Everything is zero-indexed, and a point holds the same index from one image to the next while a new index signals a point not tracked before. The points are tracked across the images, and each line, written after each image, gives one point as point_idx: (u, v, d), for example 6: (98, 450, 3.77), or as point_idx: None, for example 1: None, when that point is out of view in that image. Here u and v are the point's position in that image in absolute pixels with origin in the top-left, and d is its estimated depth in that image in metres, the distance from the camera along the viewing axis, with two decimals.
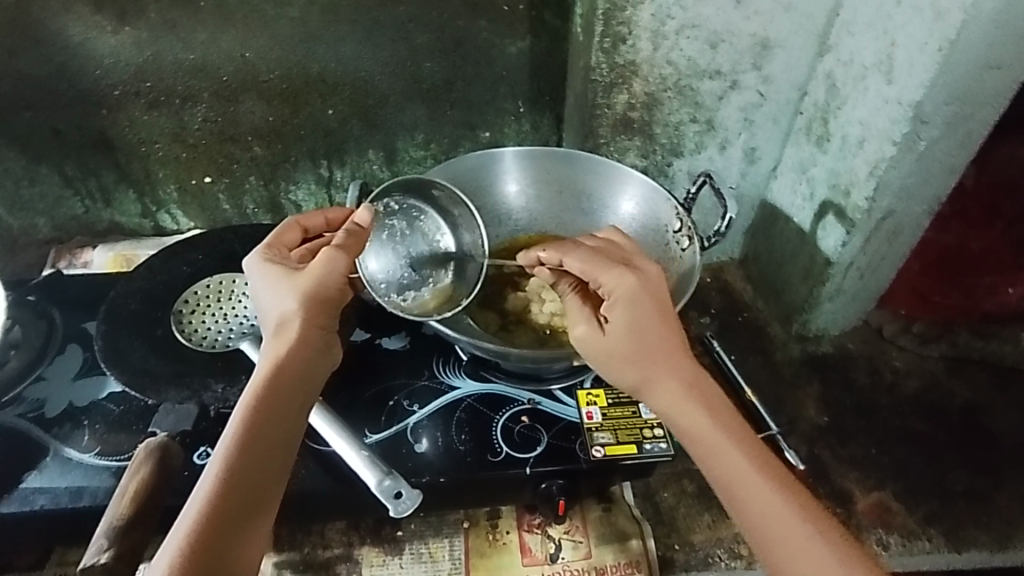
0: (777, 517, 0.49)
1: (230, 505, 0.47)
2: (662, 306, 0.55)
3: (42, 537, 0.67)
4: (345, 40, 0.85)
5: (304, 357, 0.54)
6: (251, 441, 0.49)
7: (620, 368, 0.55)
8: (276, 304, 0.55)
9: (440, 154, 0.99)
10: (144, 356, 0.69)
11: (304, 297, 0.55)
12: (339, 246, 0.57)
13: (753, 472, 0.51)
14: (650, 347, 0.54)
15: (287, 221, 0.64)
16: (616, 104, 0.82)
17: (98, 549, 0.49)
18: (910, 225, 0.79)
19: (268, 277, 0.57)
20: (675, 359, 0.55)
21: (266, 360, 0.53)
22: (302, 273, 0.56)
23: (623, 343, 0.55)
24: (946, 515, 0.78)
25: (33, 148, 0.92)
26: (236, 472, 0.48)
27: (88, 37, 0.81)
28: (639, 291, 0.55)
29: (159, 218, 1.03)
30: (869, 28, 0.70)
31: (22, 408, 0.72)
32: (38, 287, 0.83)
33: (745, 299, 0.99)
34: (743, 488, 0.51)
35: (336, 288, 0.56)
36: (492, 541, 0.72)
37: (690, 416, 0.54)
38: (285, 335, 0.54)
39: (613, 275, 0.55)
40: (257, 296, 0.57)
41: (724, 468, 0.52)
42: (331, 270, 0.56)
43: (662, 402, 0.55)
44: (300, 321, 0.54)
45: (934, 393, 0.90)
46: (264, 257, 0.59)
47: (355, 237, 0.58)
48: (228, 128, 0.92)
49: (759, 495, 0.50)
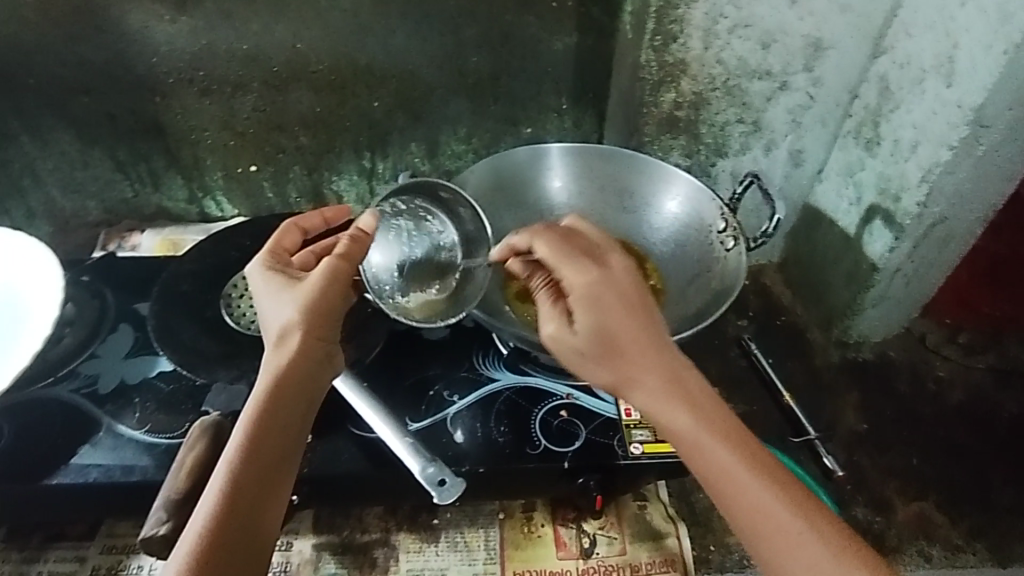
0: (772, 518, 0.48)
1: (236, 509, 0.48)
2: (642, 303, 0.53)
3: (93, 509, 0.70)
4: (395, 32, 0.86)
5: (305, 370, 0.54)
6: (256, 452, 0.50)
7: (595, 365, 0.53)
8: (277, 312, 0.55)
9: (482, 148, 1.00)
10: (195, 337, 0.71)
11: (305, 310, 0.55)
12: (340, 256, 0.57)
13: (744, 472, 0.50)
14: (625, 345, 0.52)
15: (285, 224, 0.65)
16: (663, 102, 0.85)
17: (157, 520, 0.53)
18: (963, 229, 0.78)
19: (269, 288, 0.57)
20: (659, 359, 0.52)
21: (267, 371, 0.53)
22: (306, 282, 0.56)
23: (600, 343, 0.52)
24: (990, 529, 0.77)
25: (89, 132, 0.94)
26: (242, 479, 0.49)
27: (147, 25, 0.83)
28: (604, 290, 0.52)
29: (204, 204, 1.05)
30: (930, 29, 0.67)
31: (76, 384, 0.75)
32: (92, 267, 0.86)
33: (784, 302, 0.98)
34: (735, 488, 0.50)
35: (337, 298, 0.56)
36: (527, 533, 0.73)
37: (676, 417, 0.52)
38: (285, 348, 0.54)
39: (573, 271, 0.53)
40: (258, 304, 0.58)
41: (714, 467, 0.51)
42: (334, 281, 0.56)
43: (647, 401, 0.53)
44: (300, 331, 0.54)
45: (978, 404, 0.89)
46: (265, 265, 0.60)
47: (356, 245, 0.59)
48: (276, 117, 0.94)
49: (752, 495, 0.49)
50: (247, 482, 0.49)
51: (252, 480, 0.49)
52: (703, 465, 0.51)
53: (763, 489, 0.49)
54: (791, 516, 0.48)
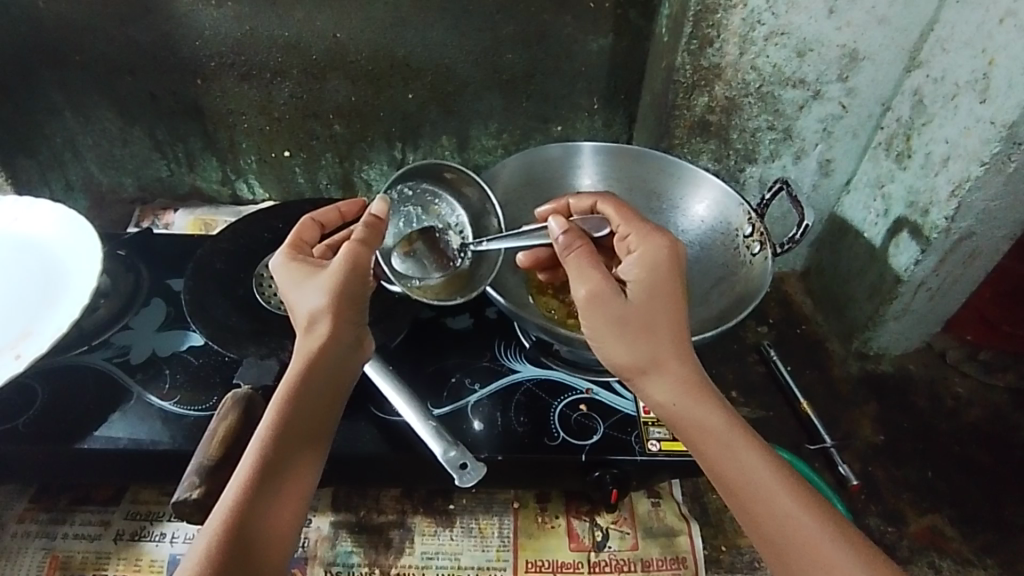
0: (795, 523, 0.49)
1: (268, 483, 0.49)
2: (676, 285, 0.56)
3: (120, 475, 0.71)
4: (434, 26, 0.87)
5: (338, 352, 0.55)
6: (286, 432, 0.51)
7: (622, 346, 0.54)
8: (306, 295, 0.56)
9: (511, 144, 1.01)
10: (227, 312, 0.73)
11: (334, 294, 0.55)
12: (359, 241, 0.57)
13: (766, 473, 0.51)
14: (649, 326, 0.54)
15: (303, 220, 0.66)
16: (696, 106, 0.84)
17: (190, 484, 0.55)
18: (989, 247, 0.78)
19: (298, 275, 0.58)
20: (682, 352, 0.54)
21: (299, 351, 0.54)
22: (327, 269, 0.56)
23: (634, 317, 0.54)
24: (1004, 547, 0.77)
25: (130, 110, 0.97)
26: (273, 454, 0.50)
27: (193, 8, 0.85)
28: (665, 263, 0.56)
29: (237, 186, 1.07)
30: (967, 45, 0.68)
31: (109, 352, 0.77)
32: (129, 242, 0.88)
33: (804, 312, 0.98)
34: (756, 493, 0.50)
35: (359, 284, 0.56)
36: (541, 524, 0.74)
37: (704, 413, 0.53)
38: (315, 333, 0.55)
39: (642, 242, 0.58)
40: (284, 289, 0.59)
41: (736, 469, 0.51)
42: (356, 268, 0.56)
43: (670, 394, 0.53)
44: (330, 316, 0.55)
45: (996, 423, 0.89)
46: (287, 257, 0.61)
47: (372, 231, 0.58)
48: (312, 104, 0.95)
49: (775, 499, 0.50)
50: (283, 460, 0.50)
51: (285, 456, 0.51)
52: (725, 467, 0.52)
53: (787, 495, 0.50)
54: (815, 523, 0.49)
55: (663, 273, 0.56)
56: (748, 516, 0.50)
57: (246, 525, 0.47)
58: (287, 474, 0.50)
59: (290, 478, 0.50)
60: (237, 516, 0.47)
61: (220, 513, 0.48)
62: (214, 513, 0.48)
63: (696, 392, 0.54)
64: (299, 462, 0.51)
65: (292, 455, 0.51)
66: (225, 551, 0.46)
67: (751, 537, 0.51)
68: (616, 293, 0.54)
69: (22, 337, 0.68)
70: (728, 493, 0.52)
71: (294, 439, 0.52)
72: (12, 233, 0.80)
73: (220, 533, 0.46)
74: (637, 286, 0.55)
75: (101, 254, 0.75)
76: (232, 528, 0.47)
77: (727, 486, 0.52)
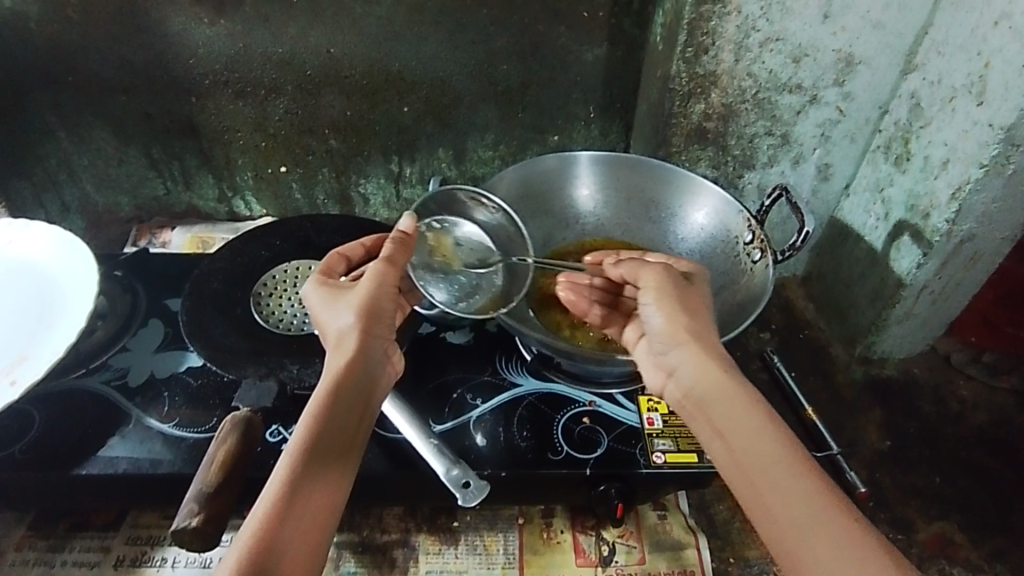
0: (805, 505, 0.45)
1: (307, 485, 0.49)
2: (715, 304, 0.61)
3: (118, 500, 0.70)
4: (428, 40, 0.87)
5: (367, 366, 0.57)
6: (317, 446, 0.51)
7: (682, 315, 0.57)
8: (336, 314, 0.59)
9: (508, 155, 1.01)
10: (225, 332, 0.72)
11: (361, 310, 0.58)
12: (387, 261, 0.60)
13: (789, 455, 0.48)
14: (703, 304, 0.58)
15: (330, 253, 0.67)
16: (693, 113, 0.83)
17: (189, 512, 0.53)
18: (990, 250, 0.78)
19: (327, 299, 0.60)
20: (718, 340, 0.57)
21: (333, 367, 0.56)
22: (358, 287, 0.59)
23: (691, 299, 0.59)
24: (1013, 552, 0.76)
25: (125, 130, 0.97)
26: (313, 455, 0.50)
27: (186, 27, 0.85)
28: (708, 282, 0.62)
29: (234, 203, 1.07)
30: (961, 49, 0.68)
31: (106, 375, 0.76)
32: (126, 262, 0.88)
33: (807, 317, 0.98)
34: (774, 472, 0.47)
35: (390, 303, 0.60)
36: (547, 539, 0.73)
37: (727, 393, 0.52)
38: (344, 348, 0.57)
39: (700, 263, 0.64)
40: (316, 313, 0.61)
41: (758, 448, 0.48)
42: (384, 283, 0.60)
43: (700, 377, 0.54)
44: (361, 331, 0.57)
45: (1002, 426, 0.88)
46: (317, 282, 0.62)
47: (400, 248, 0.62)
48: (307, 120, 0.95)
49: (788, 478, 0.46)
50: (313, 473, 0.49)
51: (316, 461, 0.50)
52: (747, 445, 0.49)
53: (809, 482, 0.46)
54: (835, 510, 0.44)
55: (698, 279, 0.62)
56: (775, 497, 0.46)
57: (279, 527, 0.46)
58: (313, 485, 0.49)
59: (330, 482, 0.50)
60: (276, 518, 0.46)
61: (254, 523, 0.46)
62: (248, 519, 0.47)
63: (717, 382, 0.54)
64: (330, 477, 0.50)
65: (323, 463, 0.50)
66: (254, 556, 0.44)
67: (774, 527, 0.45)
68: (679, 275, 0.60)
69: (19, 361, 0.68)
70: (748, 477, 0.48)
71: (332, 447, 0.51)
72: (8, 256, 0.79)
73: (257, 537, 0.45)
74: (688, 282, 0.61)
75: (88, 254, 0.76)
76: (265, 534, 0.45)
77: (750, 467, 0.48)
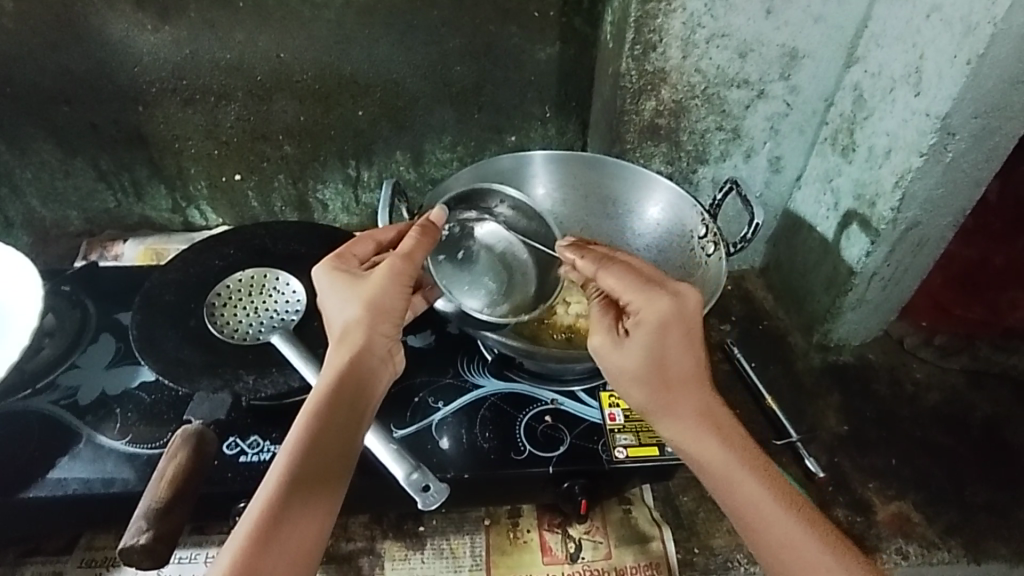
0: (795, 553, 0.50)
1: (303, 483, 0.50)
2: (686, 345, 0.54)
3: (70, 522, 0.68)
4: (379, 42, 0.86)
5: (370, 366, 0.56)
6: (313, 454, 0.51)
7: (646, 389, 0.55)
8: (342, 308, 0.57)
9: (466, 156, 1.01)
10: (177, 345, 0.70)
11: (368, 306, 0.56)
12: (402, 254, 0.58)
13: (773, 504, 0.52)
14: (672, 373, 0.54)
15: (360, 234, 0.65)
16: (645, 110, 0.83)
17: (138, 529, 0.51)
18: (935, 235, 0.80)
19: (334, 287, 0.59)
20: (700, 390, 0.55)
21: (333, 364, 0.55)
22: (368, 281, 0.58)
23: (649, 370, 0.54)
24: (967, 527, 0.79)
25: (69, 142, 0.94)
26: (308, 460, 0.50)
27: (128, 34, 0.83)
28: (671, 321, 0.53)
29: (188, 214, 1.05)
30: (898, 41, 0.71)
31: (55, 395, 0.73)
32: (73, 277, 0.85)
33: (766, 307, 0.99)
34: (763, 522, 0.51)
35: (400, 302, 0.58)
36: (513, 539, 0.73)
37: (706, 448, 0.54)
38: (349, 344, 0.56)
39: (649, 302, 0.53)
40: (323, 300, 0.59)
41: (744, 503, 0.52)
42: (393, 280, 0.58)
43: (676, 432, 0.55)
44: (365, 328, 0.56)
45: (954, 405, 0.91)
46: (328, 266, 0.60)
47: (422, 241, 0.59)
48: (260, 126, 0.94)
49: (775, 527, 0.51)
50: (303, 480, 0.50)
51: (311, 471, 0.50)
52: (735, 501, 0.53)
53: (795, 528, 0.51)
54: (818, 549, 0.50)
55: (665, 333, 0.53)
56: (761, 544, 0.51)
57: (274, 522, 0.48)
58: (303, 498, 0.49)
59: (328, 478, 0.51)
60: (267, 522, 0.47)
61: (245, 530, 0.47)
62: (240, 526, 0.48)
63: (702, 423, 0.54)
64: (320, 489, 0.50)
65: (317, 473, 0.51)
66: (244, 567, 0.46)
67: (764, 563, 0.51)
68: (626, 350, 0.55)
69: None
70: (740, 524, 0.52)
71: (332, 447, 0.52)
72: None
73: (251, 534, 0.47)
74: (642, 345, 0.54)
75: (28, 266, 0.74)
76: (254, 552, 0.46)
77: (740, 517, 0.52)
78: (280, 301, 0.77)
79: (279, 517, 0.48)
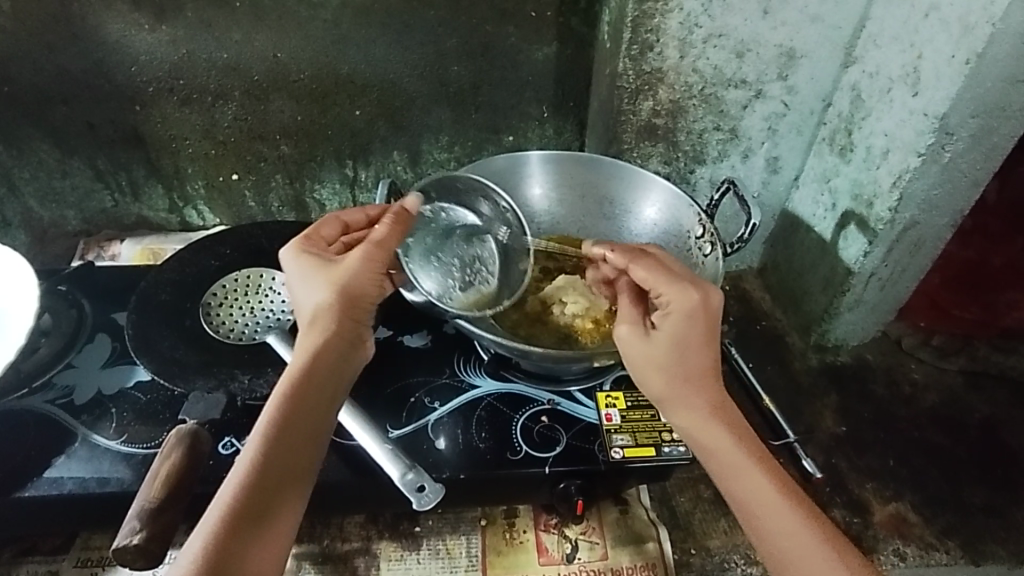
0: (796, 546, 0.50)
1: (274, 466, 0.50)
2: (706, 334, 0.55)
3: (65, 522, 0.68)
4: (376, 42, 0.86)
5: (339, 355, 0.55)
6: (280, 445, 0.51)
7: (661, 379, 0.55)
8: (308, 291, 0.56)
9: (463, 156, 1.01)
10: (173, 345, 0.70)
11: (337, 294, 0.55)
12: (376, 243, 0.57)
13: (775, 497, 0.52)
14: (688, 364, 0.55)
15: (326, 216, 0.63)
16: (642, 110, 0.83)
17: (131, 529, 0.51)
18: (933, 236, 0.80)
19: (302, 271, 0.57)
20: (710, 382, 0.56)
21: (303, 353, 0.55)
22: (337, 267, 0.56)
23: (664, 359, 0.55)
24: (964, 528, 0.78)
25: (67, 141, 0.94)
26: (275, 450, 0.50)
27: (126, 34, 0.83)
28: (696, 311, 0.54)
29: (186, 213, 1.05)
30: (897, 41, 0.71)
31: (51, 394, 0.73)
32: (70, 276, 0.85)
33: (763, 308, 0.99)
34: (763, 513, 0.51)
35: (371, 288, 0.57)
36: (509, 540, 0.73)
37: (713, 436, 0.54)
38: (317, 332, 0.55)
39: (675, 290, 0.54)
40: (291, 283, 0.58)
41: (746, 494, 0.52)
42: (366, 267, 0.56)
43: (685, 421, 0.56)
44: (334, 316, 0.55)
45: (952, 406, 0.90)
46: (298, 248, 0.59)
47: (394, 230, 0.58)
48: (257, 126, 0.94)
49: (776, 519, 0.51)
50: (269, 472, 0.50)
51: (279, 462, 0.50)
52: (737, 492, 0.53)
53: (795, 521, 0.51)
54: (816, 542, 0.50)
55: (687, 324, 0.54)
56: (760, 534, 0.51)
57: (241, 513, 0.48)
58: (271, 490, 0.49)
59: (295, 469, 0.51)
60: (235, 514, 0.48)
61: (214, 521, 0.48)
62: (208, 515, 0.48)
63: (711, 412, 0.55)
64: (285, 481, 0.50)
65: (284, 464, 0.51)
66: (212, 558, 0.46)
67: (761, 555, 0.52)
68: (645, 339, 0.56)
69: None
70: (742, 514, 0.53)
71: (298, 436, 0.52)
72: None
73: (223, 518, 0.47)
74: (662, 335, 0.55)
75: (24, 266, 0.74)
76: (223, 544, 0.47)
77: (741, 507, 0.53)
78: (276, 301, 0.77)
79: (246, 509, 0.48)
